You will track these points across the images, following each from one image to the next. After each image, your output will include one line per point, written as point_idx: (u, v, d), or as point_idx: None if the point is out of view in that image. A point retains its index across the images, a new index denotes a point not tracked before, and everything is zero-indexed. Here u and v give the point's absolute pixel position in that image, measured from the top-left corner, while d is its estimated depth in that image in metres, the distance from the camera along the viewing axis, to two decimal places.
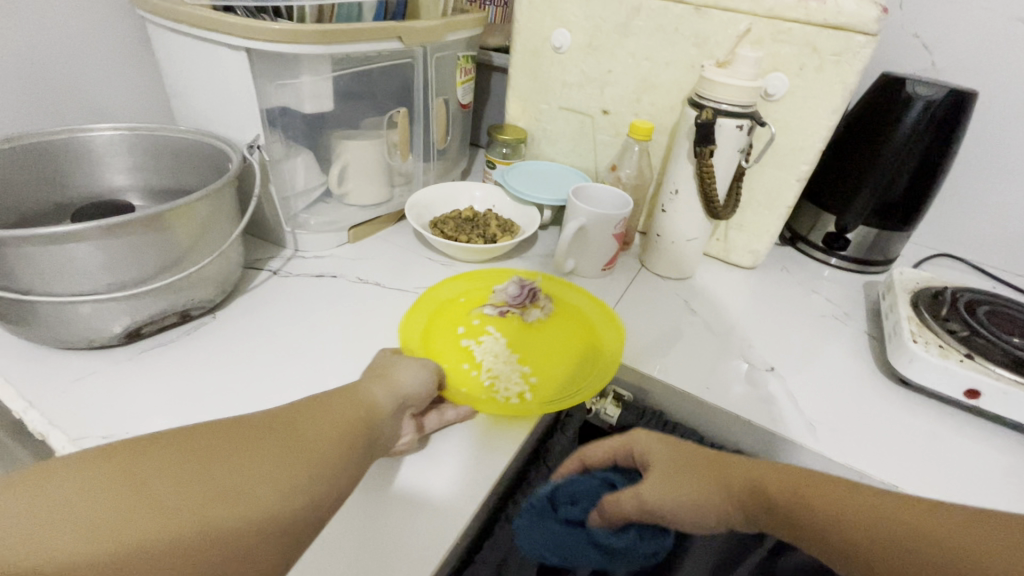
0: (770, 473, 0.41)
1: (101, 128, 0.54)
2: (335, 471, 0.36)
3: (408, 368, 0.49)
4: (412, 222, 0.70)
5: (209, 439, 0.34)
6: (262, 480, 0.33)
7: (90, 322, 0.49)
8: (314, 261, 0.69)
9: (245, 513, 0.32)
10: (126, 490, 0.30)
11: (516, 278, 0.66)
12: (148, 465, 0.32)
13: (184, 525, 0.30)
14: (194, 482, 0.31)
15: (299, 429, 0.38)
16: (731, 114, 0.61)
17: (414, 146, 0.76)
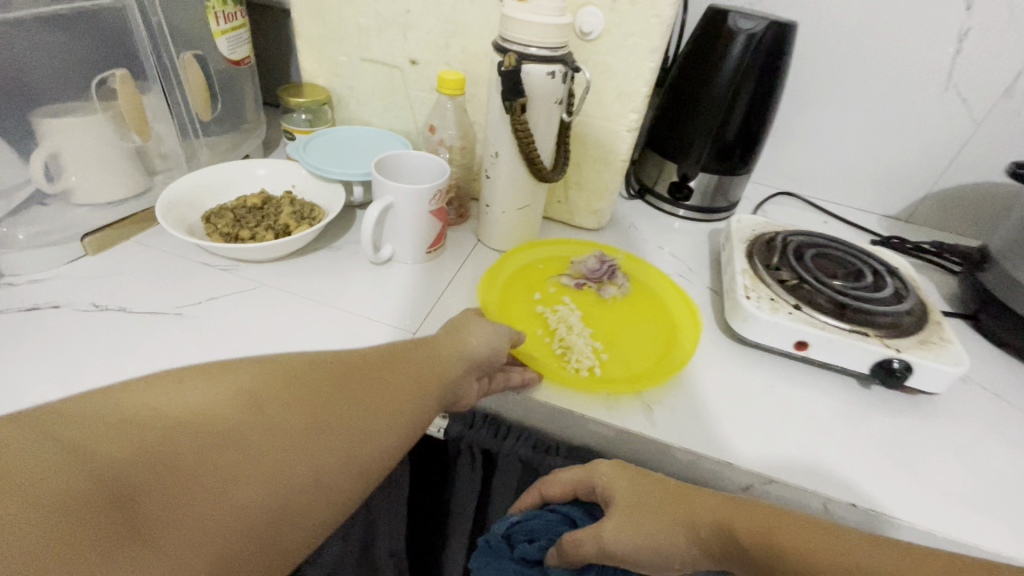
0: (739, 513, 0.36)
1: None
2: (414, 415, 0.36)
3: (474, 321, 0.46)
4: (166, 220, 0.53)
5: (312, 368, 0.34)
6: (355, 413, 0.33)
7: None
8: (26, 286, 0.51)
9: (328, 443, 0.31)
10: (263, 414, 0.29)
11: (597, 252, 0.63)
12: (253, 383, 0.30)
13: (281, 452, 0.28)
14: (319, 420, 0.31)
15: (391, 366, 0.38)
16: (540, 59, 0.51)
17: (166, 117, 0.59)
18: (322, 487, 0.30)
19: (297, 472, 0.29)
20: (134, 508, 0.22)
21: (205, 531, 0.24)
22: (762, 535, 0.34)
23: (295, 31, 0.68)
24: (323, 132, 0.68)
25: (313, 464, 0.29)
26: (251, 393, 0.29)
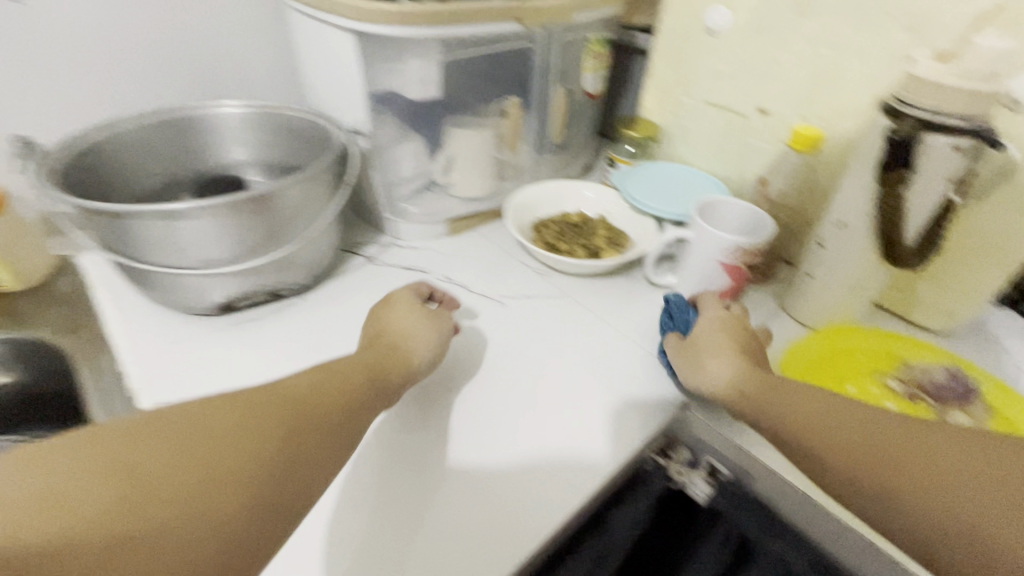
0: (776, 395, 0.39)
1: (228, 104, 0.57)
2: (314, 461, 0.32)
3: (410, 313, 0.50)
4: (511, 223, 0.63)
5: (221, 414, 0.31)
6: (231, 477, 0.28)
7: (190, 291, 0.52)
8: (408, 251, 0.66)
9: (203, 502, 0.27)
10: (127, 476, 0.26)
11: (941, 368, 0.53)
12: (135, 448, 0.27)
13: (161, 511, 0.26)
14: (200, 459, 0.28)
15: (320, 395, 0.36)
16: (948, 129, 0.43)
17: (528, 137, 0.69)
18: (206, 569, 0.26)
19: (200, 525, 0.26)
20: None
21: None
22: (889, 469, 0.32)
23: (646, 71, 0.73)
24: (645, 165, 0.72)
25: (224, 510, 0.27)
26: (97, 500, 0.25)
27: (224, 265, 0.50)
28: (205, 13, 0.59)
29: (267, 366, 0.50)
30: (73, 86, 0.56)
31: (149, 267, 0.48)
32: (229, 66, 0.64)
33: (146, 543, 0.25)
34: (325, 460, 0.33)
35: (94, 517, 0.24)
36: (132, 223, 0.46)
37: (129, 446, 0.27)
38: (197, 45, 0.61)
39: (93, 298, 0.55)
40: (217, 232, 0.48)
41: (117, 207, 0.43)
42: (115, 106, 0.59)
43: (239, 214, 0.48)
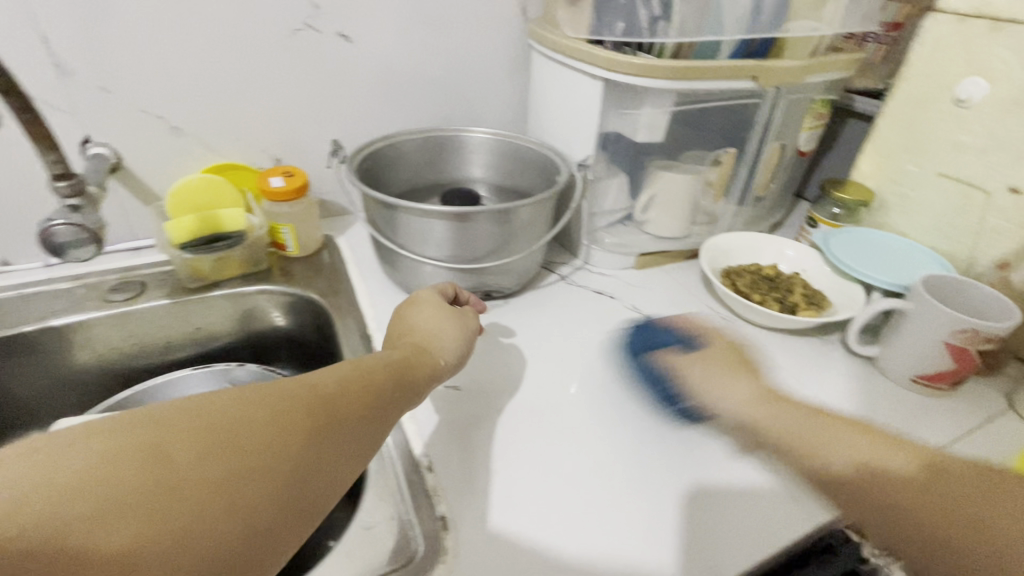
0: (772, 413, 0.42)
1: (480, 131, 0.67)
2: (340, 456, 0.33)
3: (439, 313, 0.51)
4: (703, 265, 0.65)
5: (251, 406, 0.31)
6: (258, 472, 0.29)
7: (427, 279, 0.62)
8: (598, 277, 0.71)
9: (227, 503, 0.27)
10: (153, 467, 0.26)
11: None
12: (166, 435, 0.28)
13: (188, 505, 0.26)
14: (225, 454, 0.28)
15: (352, 389, 0.36)
16: None
17: (732, 188, 0.71)
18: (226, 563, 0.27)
19: (209, 518, 0.26)
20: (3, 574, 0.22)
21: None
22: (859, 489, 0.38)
23: (867, 136, 0.71)
24: (853, 229, 0.69)
25: (234, 505, 0.27)
26: (118, 492, 0.25)
27: (458, 262, 0.59)
28: (468, 57, 0.73)
29: (481, 355, 0.57)
30: (366, 107, 0.71)
31: (407, 253, 0.58)
32: (476, 100, 0.76)
33: (155, 533, 0.25)
34: (344, 459, 0.33)
35: (113, 503, 0.24)
36: (403, 216, 0.56)
37: (153, 432, 0.28)
38: (458, 81, 0.74)
39: (349, 273, 0.68)
40: (462, 233, 0.57)
41: (399, 202, 0.54)
42: (388, 124, 0.73)
43: (481, 220, 0.56)
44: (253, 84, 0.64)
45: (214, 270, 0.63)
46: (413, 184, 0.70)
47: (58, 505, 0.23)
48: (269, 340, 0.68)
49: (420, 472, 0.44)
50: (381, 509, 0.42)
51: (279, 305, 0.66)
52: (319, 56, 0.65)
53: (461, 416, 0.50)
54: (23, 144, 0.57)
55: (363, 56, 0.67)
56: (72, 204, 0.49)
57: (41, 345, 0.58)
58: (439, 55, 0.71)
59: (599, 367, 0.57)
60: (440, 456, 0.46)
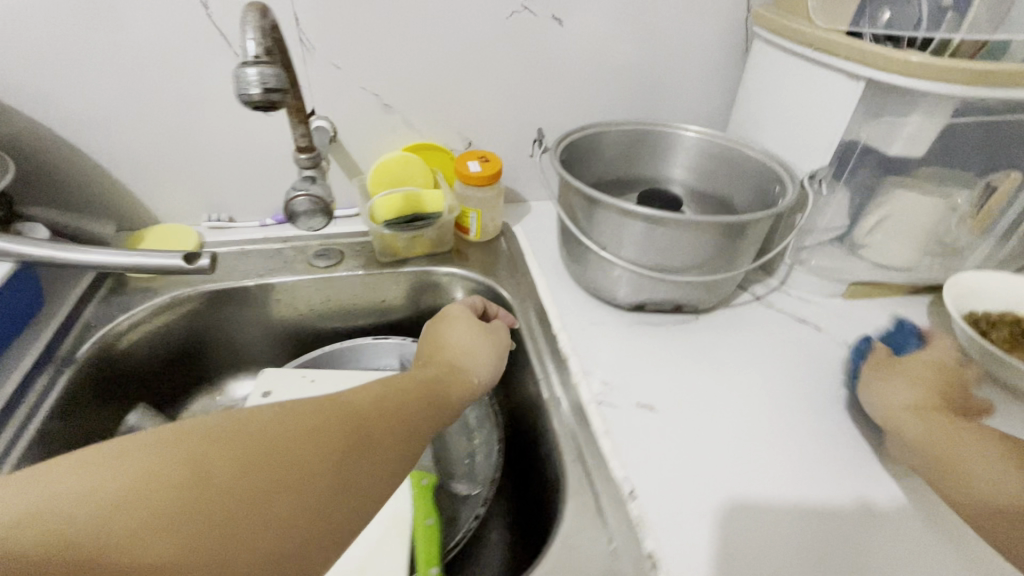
0: (943, 481, 0.40)
1: (689, 129, 0.63)
2: (373, 474, 0.33)
3: (475, 333, 0.51)
4: (950, 307, 0.55)
5: (286, 423, 0.31)
6: (298, 481, 0.29)
7: (615, 284, 0.58)
8: (798, 301, 0.64)
9: (265, 518, 0.27)
10: (194, 484, 0.27)
11: None
12: (203, 449, 0.28)
13: (225, 519, 0.26)
14: (265, 470, 0.29)
15: (384, 410, 0.36)
16: None
17: (997, 222, 0.60)
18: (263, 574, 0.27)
19: (243, 527, 0.27)
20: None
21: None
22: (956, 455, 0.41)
23: None
24: None
25: (269, 519, 0.28)
26: (161, 503, 0.25)
27: (656, 271, 0.54)
28: (677, 46, 0.67)
29: (672, 371, 0.53)
30: (563, 95, 0.68)
31: (605, 255, 0.54)
32: (678, 94, 0.71)
33: (188, 543, 0.25)
34: (375, 476, 0.33)
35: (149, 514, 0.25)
36: (606, 214, 0.53)
37: (194, 444, 0.28)
38: (663, 72, 0.69)
39: (530, 264, 0.66)
40: (665, 242, 0.52)
41: (609, 200, 0.50)
42: (580, 113, 0.71)
43: (691, 229, 0.50)
44: (462, 67, 0.64)
45: (406, 247, 0.65)
46: (606, 179, 0.66)
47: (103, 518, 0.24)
48: None
49: (622, 497, 0.41)
50: (582, 530, 0.40)
51: (460, 288, 0.66)
52: (530, 40, 0.63)
53: (659, 438, 0.46)
54: (261, 114, 0.62)
55: (572, 41, 0.64)
56: (309, 175, 0.52)
57: (256, 298, 0.63)
58: (648, 43, 0.66)
59: (810, 408, 0.50)
60: (644, 482, 0.43)
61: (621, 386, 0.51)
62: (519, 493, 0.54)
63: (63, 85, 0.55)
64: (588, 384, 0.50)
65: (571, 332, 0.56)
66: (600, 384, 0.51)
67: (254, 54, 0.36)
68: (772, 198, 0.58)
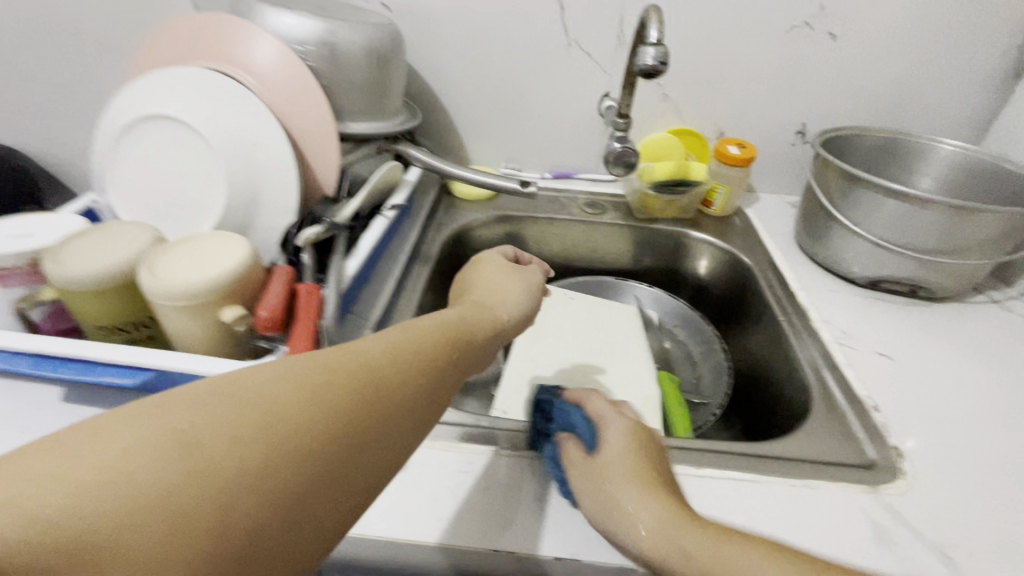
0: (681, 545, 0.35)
1: (947, 142, 0.70)
2: (398, 428, 0.30)
3: (507, 275, 0.47)
4: None
5: (286, 379, 0.26)
6: (309, 443, 0.25)
7: (856, 261, 0.67)
8: None
9: (280, 492, 0.24)
10: (183, 462, 0.22)
11: None
12: (193, 416, 0.23)
13: (226, 500, 0.22)
14: (277, 430, 0.24)
15: (409, 360, 0.32)
16: None
17: None
18: (267, 553, 0.23)
19: (257, 508, 0.23)
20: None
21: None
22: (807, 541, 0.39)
23: None
24: None
25: (274, 492, 0.23)
26: (138, 488, 0.20)
27: (905, 250, 0.62)
28: (941, 67, 0.74)
29: (906, 337, 0.60)
30: (819, 100, 0.78)
31: (858, 230, 0.64)
32: (931, 110, 0.77)
33: (187, 540, 0.21)
34: (399, 431, 0.30)
35: (135, 501, 0.20)
36: (868, 195, 0.62)
37: (180, 413, 0.23)
38: (921, 89, 0.76)
39: (763, 239, 0.77)
40: (923, 223, 0.60)
41: (878, 180, 0.59)
42: (829, 118, 0.80)
43: (954, 214, 0.58)
44: (737, 69, 0.77)
45: (658, 209, 0.80)
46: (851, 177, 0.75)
47: (80, 505, 0.19)
48: (675, 277, 0.83)
49: (867, 409, 0.51)
50: (832, 423, 0.50)
51: (706, 258, 0.79)
52: (804, 51, 0.75)
53: (896, 381, 0.54)
54: (568, 92, 0.82)
55: (843, 53, 0.74)
56: (621, 134, 0.69)
57: (538, 231, 0.82)
58: (912, 62, 0.74)
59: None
60: (885, 403, 0.52)
61: (860, 338, 0.60)
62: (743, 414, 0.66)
63: (450, 56, 0.80)
64: (829, 330, 0.60)
65: (809, 292, 0.66)
66: (839, 332, 0.60)
67: (654, 39, 0.53)
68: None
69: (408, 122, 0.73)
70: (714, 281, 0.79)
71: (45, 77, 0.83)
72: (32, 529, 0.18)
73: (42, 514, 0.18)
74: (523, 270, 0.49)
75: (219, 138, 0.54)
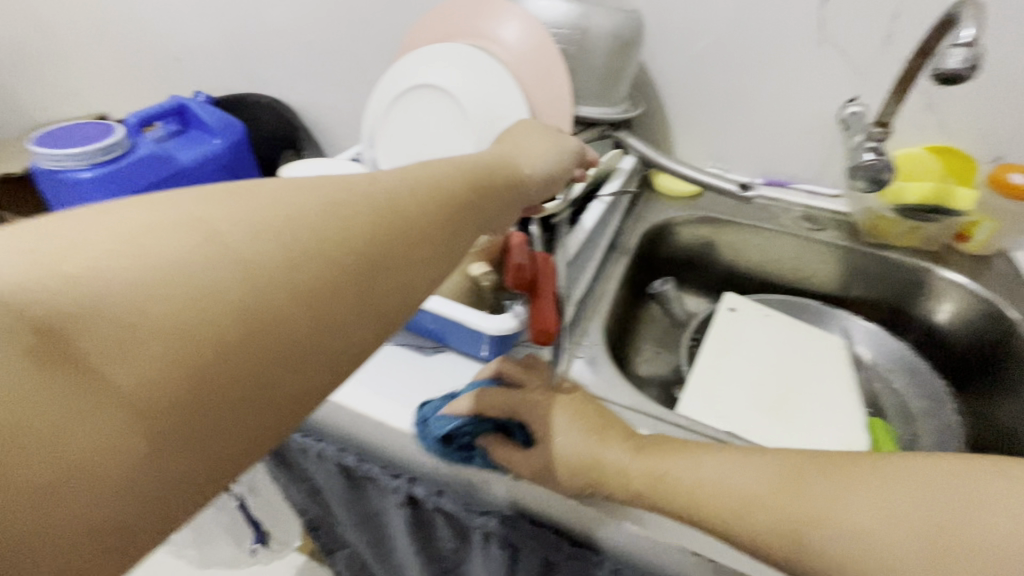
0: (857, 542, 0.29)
1: None
2: (425, 256, 0.31)
3: (539, 138, 0.50)
4: None
5: (304, 191, 0.28)
6: (332, 243, 0.27)
7: None
8: None
9: (301, 287, 0.26)
10: (203, 242, 0.24)
11: None
12: (215, 208, 0.25)
13: (240, 283, 0.24)
14: (297, 230, 0.26)
15: (432, 196, 0.32)
16: None
17: None
18: (284, 344, 0.25)
19: (274, 298, 0.25)
20: (65, 341, 0.20)
21: (143, 362, 0.21)
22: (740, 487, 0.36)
23: None
24: None
25: (293, 289, 0.25)
26: (162, 258, 0.22)
27: None
28: None
29: None
30: None
31: None
32: None
33: (201, 311, 0.23)
34: (426, 259, 0.31)
35: (144, 275, 0.22)
36: None
37: (203, 206, 0.25)
38: None
39: None
40: None
41: None
42: None
43: None
44: None
45: (897, 235, 0.70)
46: None
47: (101, 267, 0.21)
48: (900, 316, 0.72)
49: None
50: None
51: (952, 301, 0.67)
52: None
53: None
54: (804, 95, 0.75)
55: None
56: (875, 145, 0.61)
57: (742, 237, 0.77)
58: None
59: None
60: None
61: None
62: None
63: (679, 47, 0.78)
64: None
65: None
66: None
67: (968, 38, 0.46)
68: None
69: (632, 111, 0.73)
70: (957, 331, 0.67)
71: (320, 47, 1.00)
72: (61, 281, 0.21)
73: (62, 272, 0.21)
74: (552, 133, 0.51)
75: (477, 111, 0.60)
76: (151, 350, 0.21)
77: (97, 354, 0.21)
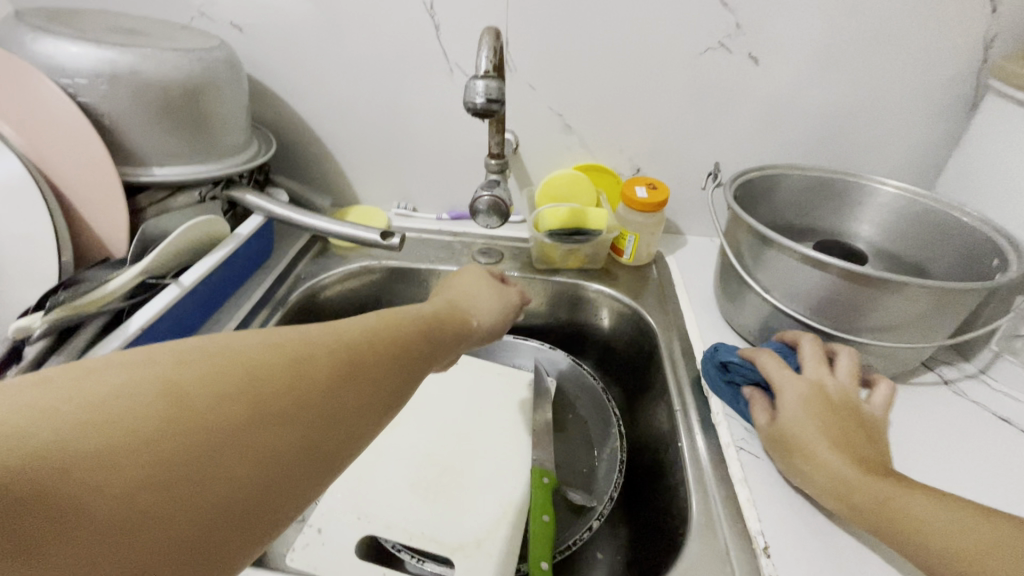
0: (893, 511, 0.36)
1: (890, 187, 0.59)
2: (369, 415, 0.29)
3: (483, 285, 0.49)
4: None
5: (267, 344, 0.27)
6: (293, 406, 0.25)
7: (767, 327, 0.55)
8: (1005, 398, 0.54)
9: (261, 455, 0.24)
10: (171, 412, 0.22)
11: None
12: (182, 369, 0.23)
13: (207, 452, 0.22)
14: (248, 394, 0.24)
15: (380, 343, 0.31)
16: None
17: None
18: (234, 515, 0.23)
19: (226, 462, 0.23)
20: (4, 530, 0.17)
21: (106, 538, 0.19)
22: (875, 497, 0.37)
23: None
24: None
25: (242, 455, 0.23)
26: (127, 427, 0.21)
27: (828, 326, 0.50)
28: (883, 96, 0.63)
29: None
30: (745, 134, 0.67)
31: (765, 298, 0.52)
32: (870, 146, 0.66)
33: (150, 486, 0.20)
34: (372, 402, 0.29)
35: (103, 451, 0.20)
36: (775, 255, 0.50)
37: (164, 364, 0.23)
38: (860, 121, 0.65)
39: (678, 294, 0.66)
40: (840, 296, 0.48)
41: (781, 240, 0.48)
42: (756, 154, 0.69)
43: (877, 290, 0.46)
44: (646, 98, 0.66)
45: (562, 258, 0.68)
46: (774, 221, 0.63)
47: (49, 446, 0.19)
48: (582, 336, 0.72)
49: (756, 552, 0.39)
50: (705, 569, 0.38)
51: (606, 309, 0.68)
52: (721, 77, 0.64)
53: (800, 502, 0.43)
54: (456, 123, 0.71)
55: (768, 80, 0.63)
56: (491, 179, 0.58)
57: (421, 279, 0.71)
58: (850, 89, 0.63)
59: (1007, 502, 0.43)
60: (781, 542, 0.40)
61: None
62: (637, 523, 0.54)
63: (316, 83, 0.69)
64: (726, 427, 0.48)
65: None
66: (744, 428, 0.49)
67: (484, 69, 0.42)
68: (986, 270, 0.52)
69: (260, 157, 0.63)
70: (620, 340, 0.68)
71: None
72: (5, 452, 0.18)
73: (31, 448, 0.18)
74: (497, 284, 0.50)
75: None
76: (96, 527, 0.19)
77: (51, 533, 0.18)
